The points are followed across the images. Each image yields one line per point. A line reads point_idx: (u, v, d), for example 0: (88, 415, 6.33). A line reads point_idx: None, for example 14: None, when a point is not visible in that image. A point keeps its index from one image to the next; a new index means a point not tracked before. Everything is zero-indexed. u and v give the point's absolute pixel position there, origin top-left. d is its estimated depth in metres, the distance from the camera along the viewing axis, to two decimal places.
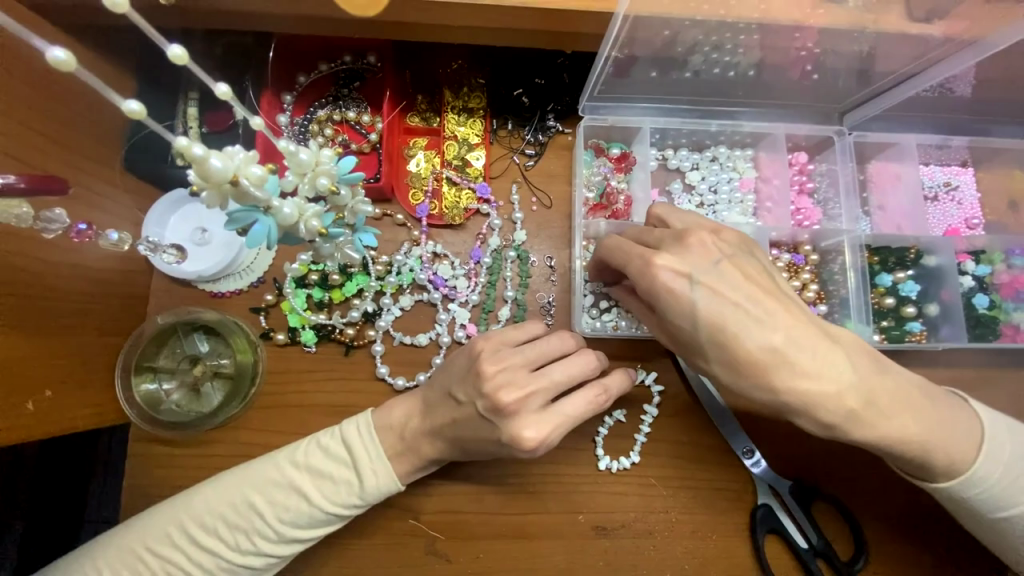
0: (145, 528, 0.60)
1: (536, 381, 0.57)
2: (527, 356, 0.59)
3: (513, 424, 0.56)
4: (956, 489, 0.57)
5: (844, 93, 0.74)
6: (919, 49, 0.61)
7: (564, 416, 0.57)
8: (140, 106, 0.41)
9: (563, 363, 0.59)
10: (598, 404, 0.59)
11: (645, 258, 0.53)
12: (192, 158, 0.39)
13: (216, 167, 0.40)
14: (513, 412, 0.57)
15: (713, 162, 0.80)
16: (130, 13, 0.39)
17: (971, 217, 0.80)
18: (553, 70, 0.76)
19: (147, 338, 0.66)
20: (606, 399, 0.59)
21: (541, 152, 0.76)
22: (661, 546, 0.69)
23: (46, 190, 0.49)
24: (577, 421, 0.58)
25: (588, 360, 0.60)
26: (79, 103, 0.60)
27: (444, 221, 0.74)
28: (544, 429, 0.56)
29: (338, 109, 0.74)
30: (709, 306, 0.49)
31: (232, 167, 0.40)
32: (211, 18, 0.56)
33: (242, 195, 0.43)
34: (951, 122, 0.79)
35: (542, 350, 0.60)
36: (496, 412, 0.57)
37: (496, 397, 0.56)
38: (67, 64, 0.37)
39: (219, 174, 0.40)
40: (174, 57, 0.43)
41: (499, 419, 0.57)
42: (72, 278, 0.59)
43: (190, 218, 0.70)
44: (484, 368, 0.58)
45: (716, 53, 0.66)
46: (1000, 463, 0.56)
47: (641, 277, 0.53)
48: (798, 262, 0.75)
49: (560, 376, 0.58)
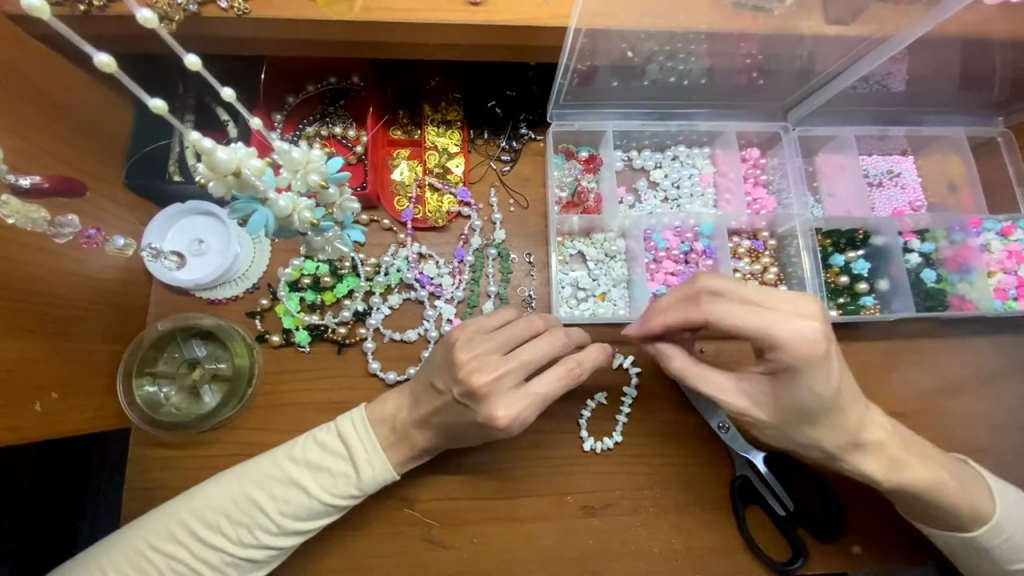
0: (149, 527, 0.62)
1: (507, 363, 0.61)
2: (499, 341, 0.62)
3: (487, 406, 0.61)
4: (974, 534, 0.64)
5: (785, 92, 0.81)
6: (843, 48, 0.69)
7: (536, 395, 0.62)
8: (162, 103, 0.47)
9: (535, 341, 0.63)
10: (571, 376, 0.64)
11: (802, 337, 0.54)
12: (200, 150, 0.44)
13: (222, 158, 0.45)
14: (486, 394, 0.60)
15: (674, 160, 0.88)
16: (158, 28, 0.47)
17: (914, 200, 0.88)
18: (523, 83, 0.82)
19: (147, 343, 0.69)
20: (580, 372, 0.64)
21: (516, 157, 0.82)
22: (647, 522, 0.72)
23: (65, 190, 0.60)
24: (548, 398, 0.63)
25: (555, 338, 0.64)
26: (84, 127, 0.65)
27: (428, 224, 0.79)
28: (516, 407, 0.61)
29: (326, 125, 0.79)
30: (842, 377, 0.57)
31: (236, 159, 0.46)
32: (206, 43, 0.62)
33: (242, 185, 0.48)
34: (888, 115, 0.86)
35: (513, 333, 0.63)
36: (470, 395, 0.61)
37: (468, 380, 0.60)
38: (109, 66, 0.44)
39: (225, 165, 0.45)
40: (190, 65, 0.49)
41: (474, 403, 0.61)
42: (77, 287, 0.63)
43: (188, 229, 0.74)
44: (457, 356, 0.61)
45: (670, 63, 0.73)
46: (1009, 516, 0.64)
47: (802, 353, 0.54)
48: (757, 248, 0.84)
49: (528, 355, 0.62)
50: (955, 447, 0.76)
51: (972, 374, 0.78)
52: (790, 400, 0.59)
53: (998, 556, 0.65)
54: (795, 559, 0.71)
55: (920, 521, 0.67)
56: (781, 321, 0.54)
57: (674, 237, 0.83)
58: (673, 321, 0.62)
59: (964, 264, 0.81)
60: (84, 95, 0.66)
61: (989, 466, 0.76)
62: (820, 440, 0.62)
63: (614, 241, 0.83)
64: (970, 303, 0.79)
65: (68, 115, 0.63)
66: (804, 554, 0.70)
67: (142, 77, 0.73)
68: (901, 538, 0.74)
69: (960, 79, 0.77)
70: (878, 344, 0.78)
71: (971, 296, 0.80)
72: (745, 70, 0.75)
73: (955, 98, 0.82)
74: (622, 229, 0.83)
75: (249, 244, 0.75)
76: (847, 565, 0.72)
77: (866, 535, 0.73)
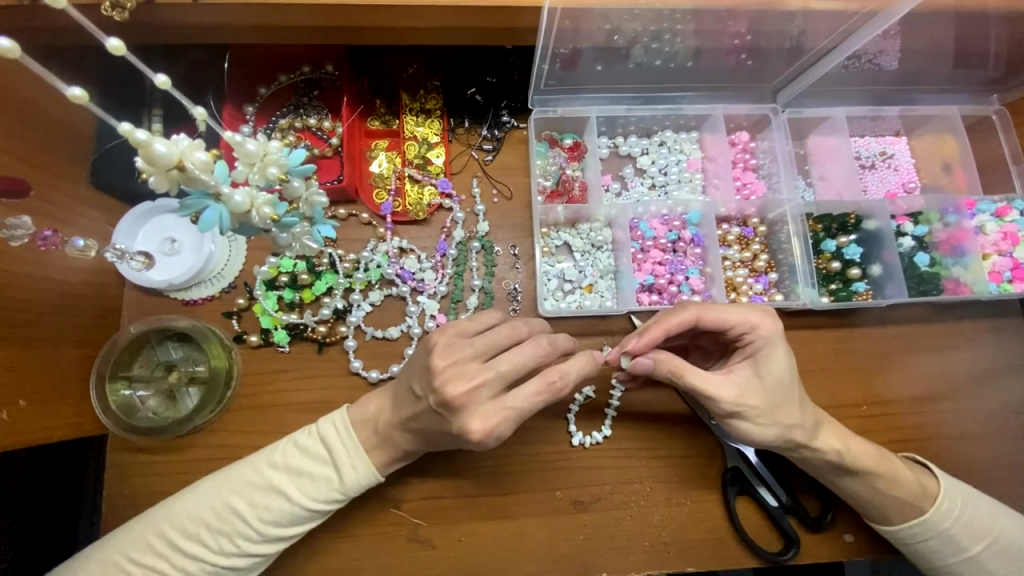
0: (126, 537, 0.60)
1: (483, 373, 0.59)
2: (477, 349, 0.61)
3: (460, 418, 0.59)
4: (908, 529, 0.66)
5: (774, 72, 0.79)
6: (833, 25, 0.66)
7: (512, 408, 0.59)
8: (82, 93, 0.42)
9: (507, 355, 0.61)
10: (553, 387, 0.61)
11: (770, 319, 0.65)
12: (137, 143, 0.43)
13: (161, 151, 0.43)
14: (461, 406, 0.59)
15: (661, 146, 0.86)
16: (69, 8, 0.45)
17: (908, 182, 0.86)
18: (504, 68, 0.79)
19: (121, 347, 0.67)
20: (563, 386, 0.61)
21: (498, 146, 0.79)
22: (638, 516, 0.71)
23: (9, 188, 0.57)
24: (526, 412, 0.60)
25: (537, 349, 0.62)
26: (46, 124, 0.63)
27: (408, 217, 0.77)
28: (490, 420, 0.59)
29: (300, 116, 0.76)
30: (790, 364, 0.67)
31: (177, 152, 0.44)
32: (167, 32, 0.59)
33: (190, 180, 0.46)
34: (881, 94, 0.84)
35: (492, 340, 0.62)
36: (446, 406, 0.59)
37: (444, 390, 0.59)
38: (12, 51, 0.39)
39: (164, 158, 0.43)
40: (112, 48, 0.44)
41: (449, 414, 0.59)
42: (43, 291, 0.60)
43: (159, 230, 0.71)
44: (435, 363, 0.59)
45: (656, 44, 0.70)
46: (948, 515, 0.66)
47: (766, 332, 0.64)
48: (747, 235, 0.82)
49: (506, 367, 0.60)
50: (948, 433, 0.75)
51: (965, 358, 0.77)
52: (776, 382, 0.64)
53: (954, 544, 0.66)
54: (787, 549, 0.70)
55: (877, 519, 0.67)
56: (747, 306, 0.66)
57: (661, 226, 0.81)
58: (666, 325, 0.64)
59: (958, 246, 0.79)
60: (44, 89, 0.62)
61: (982, 451, 0.75)
62: (798, 423, 0.64)
63: (600, 230, 0.80)
64: (965, 286, 0.78)
65: (26, 111, 0.60)
66: (797, 545, 0.70)
67: (103, 67, 0.69)
68: None
69: (954, 56, 0.75)
70: (871, 331, 0.76)
71: (966, 280, 0.78)
72: (733, 51, 0.73)
73: (948, 76, 0.80)
74: (609, 218, 0.81)
75: (224, 242, 0.73)
76: (840, 553, 0.71)
77: (858, 523, 0.72)
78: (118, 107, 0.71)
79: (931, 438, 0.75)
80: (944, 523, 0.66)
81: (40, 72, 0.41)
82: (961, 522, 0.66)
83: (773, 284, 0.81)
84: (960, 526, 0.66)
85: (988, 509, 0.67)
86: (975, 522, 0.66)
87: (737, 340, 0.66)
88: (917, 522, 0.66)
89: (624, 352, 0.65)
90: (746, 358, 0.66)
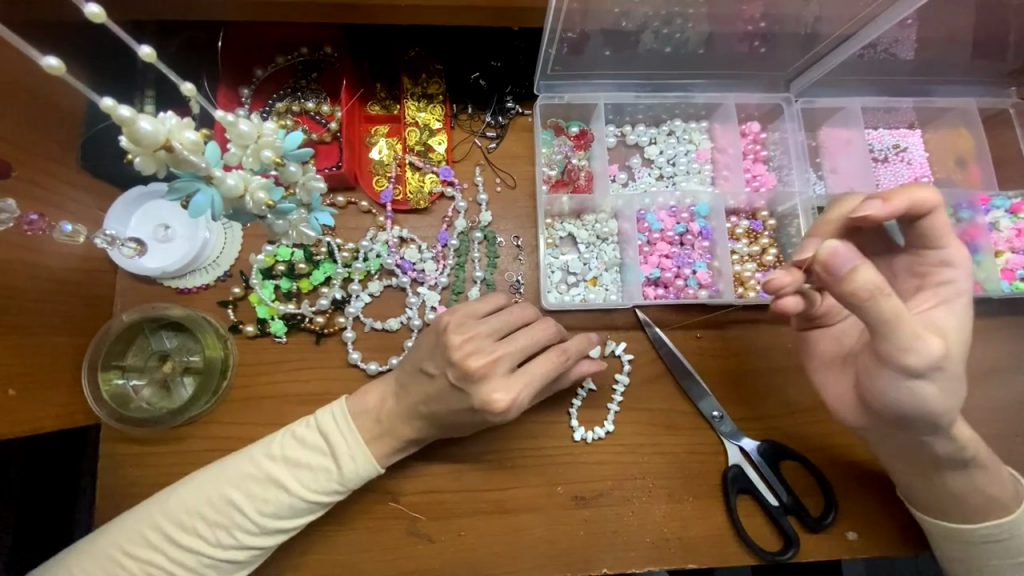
0: (121, 531, 0.59)
1: (500, 347, 0.60)
2: (492, 326, 0.61)
3: (482, 389, 0.58)
4: (990, 526, 0.63)
5: (788, 60, 0.77)
6: (849, 10, 0.66)
7: (530, 378, 0.60)
8: (58, 62, 0.40)
9: (526, 330, 0.62)
10: (557, 366, 0.61)
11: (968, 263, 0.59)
12: (121, 121, 0.41)
13: (146, 130, 0.41)
14: (482, 376, 0.58)
15: (670, 136, 0.83)
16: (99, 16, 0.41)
17: (921, 175, 0.84)
18: (509, 52, 0.76)
19: (113, 336, 0.65)
20: (566, 360, 0.62)
21: (502, 134, 0.77)
22: (639, 512, 0.70)
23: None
24: (538, 383, 0.60)
25: (547, 327, 0.63)
26: (33, 101, 0.60)
27: (409, 206, 0.75)
28: (514, 390, 0.58)
29: (297, 100, 0.74)
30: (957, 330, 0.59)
31: (163, 130, 0.42)
32: (162, 9, 0.57)
33: (179, 161, 0.44)
34: (897, 85, 0.82)
35: (507, 318, 0.62)
36: (465, 378, 0.58)
37: (464, 363, 0.58)
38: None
39: (150, 137, 0.41)
40: (91, 15, 0.40)
41: (468, 386, 0.58)
42: (32, 277, 0.58)
43: (152, 217, 0.69)
44: (450, 339, 0.59)
45: (667, 30, 0.69)
46: None
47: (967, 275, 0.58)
48: (756, 228, 0.80)
49: (525, 341, 0.61)
50: None
51: (977, 356, 0.76)
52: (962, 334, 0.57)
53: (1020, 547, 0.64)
54: (787, 549, 0.69)
55: (966, 512, 0.64)
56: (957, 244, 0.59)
57: (668, 218, 0.80)
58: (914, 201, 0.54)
59: (971, 242, 0.78)
60: (33, 68, 0.60)
61: None
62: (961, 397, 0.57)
63: (605, 222, 0.79)
64: (977, 284, 0.76)
65: (12, 88, 0.57)
66: (797, 545, 0.69)
67: (94, 41, 0.66)
68: (902, 531, 0.71)
69: (970, 45, 0.73)
70: None
71: (977, 277, 0.76)
72: (747, 38, 0.71)
73: (965, 67, 0.78)
74: (615, 209, 0.78)
75: (219, 229, 0.71)
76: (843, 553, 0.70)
77: (862, 521, 0.71)
78: (111, 86, 0.68)
79: None
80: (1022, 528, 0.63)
81: (18, 44, 0.40)
82: None
83: None
84: None
85: None
86: None
87: (932, 279, 0.59)
88: (1000, 522, 0.63)
89: (856, 215, 0.55)
90: (936, 304, 0.58)
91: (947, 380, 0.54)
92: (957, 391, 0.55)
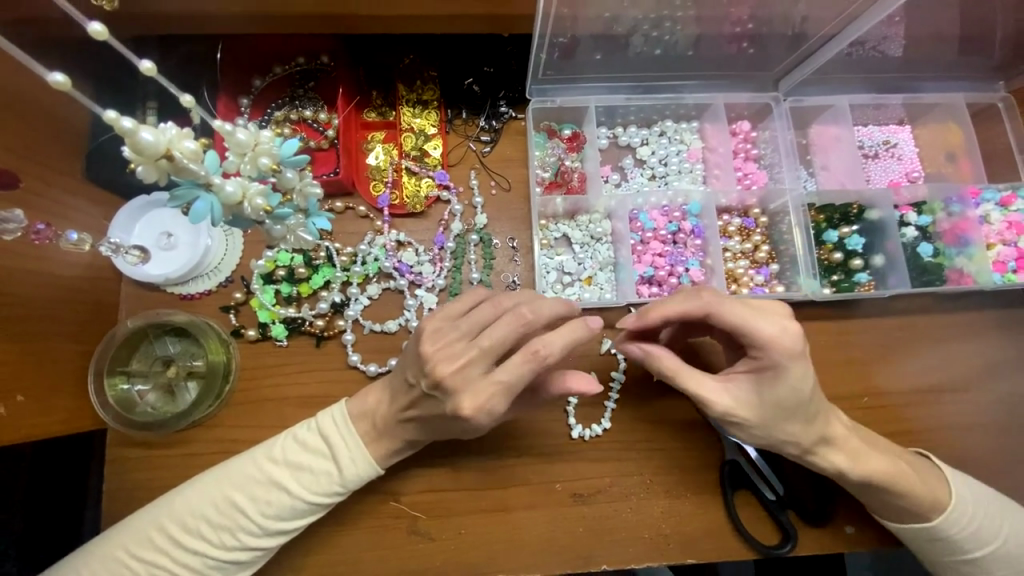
0: (127, 534, 0.60)
1: (469, 351, 0.59)
2: (461, 330, 0.60)
3: (453, 398, 0.58)
4: (914, 529, 0.65)
5: (776, 59, 0.78)
6: (834, 9, 0.67)
7: (500, 382, 0.57)
8: (64, 78, 0.41)
9: (493, 327, 0.59)
10: (533, 361, 0.57)
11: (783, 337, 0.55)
12: (123, 133, 0.42)
13: (148, 140, 0.42)
14: (455, 387, 0.58)
15: (661, 136, 0.84)
16: (109, 37, 0.43)
17: (911, 171, 0.85)
18: (501, 58, 0.78)
19: (118, 343, 0.67)
20: (546, 352, 0.57)
21: (496, 138, 0.78)
22: (637, 508, 0.71)
23: None
24: (515, 385, 0.57)
25: (518, 319, 0.59)
26: (38, 114, 0.62)
27: (406, 210, 0.76)
28: (480, 398, 0.57)
29: (295, 109, 0.76)
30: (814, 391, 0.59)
31: (164, 140, 0.43)
32: (161, 23, 0.58)
33: (180, 171, 0.46)
34: (885, 82, 0.83)
35: (476, 320, 0.61)
36: (438, 388, 0.59)
37: (435, 372, 0.58)
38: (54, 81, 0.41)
39: (151, 147, 0.43)
40: (95, 33, 0.42)
41: (443, 396, 0.59)
42: (39, 285, 0.60)
43: (155, 225, 0.71)
44: (425, 348, 0.59)
45: (656, 32, 0.70)
46: (960, 521, 0.64)
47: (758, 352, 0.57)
48: (748, 226, 0.81)
49: (489, 342, 0.58)
50: (952, 426, 0.74)
51: (969, 350, 0.76)
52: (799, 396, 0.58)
53: (954, 547, 0.64)
54: (784, 543, 0.70)
55: (884, 515, 0.66)
56: (765, 322, 0.56)
57: (661, 217, 0.81)
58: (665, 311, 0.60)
59: (962, 236, 0.78)
60: (35, 81, 0.61)
61: (983, 444, 0.74)
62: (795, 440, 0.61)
63: (599, 223, 0.80)
64: (968, 277, 0.77)
65: (21, 103, 0.59)
66: (794, 539, 0.69)
67: (97, 56, 0.68)
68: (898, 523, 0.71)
69: (955, 41, 0.75)
70: (873, 321, 0.76)
71: (970, 270, 0.77)
72: (735, 39, 0.73)
73: (952, 63, 0.79)
74: (608, 210, 0.80)
75: (221, 235, 0.73)
76: (840, 546, 0.71)
77: (858, 515, 0.71)
78: (114, 99, 0.70)
79: (930, 430, 0.74)
80: (951, 531, 0.64)
81: (25, 62, 0.41)
82: (969, 529, 0.64)
83: (774, 275, 0.80)
84: (967, 533, 0.64)
85: (988, 510, 0.65)
86: (982, 526, 0.64)
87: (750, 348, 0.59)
88: (922, 526, 0.64)
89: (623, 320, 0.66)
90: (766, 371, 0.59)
91: (754, 428, 0.61)
92: (770, 434, 0.61)
